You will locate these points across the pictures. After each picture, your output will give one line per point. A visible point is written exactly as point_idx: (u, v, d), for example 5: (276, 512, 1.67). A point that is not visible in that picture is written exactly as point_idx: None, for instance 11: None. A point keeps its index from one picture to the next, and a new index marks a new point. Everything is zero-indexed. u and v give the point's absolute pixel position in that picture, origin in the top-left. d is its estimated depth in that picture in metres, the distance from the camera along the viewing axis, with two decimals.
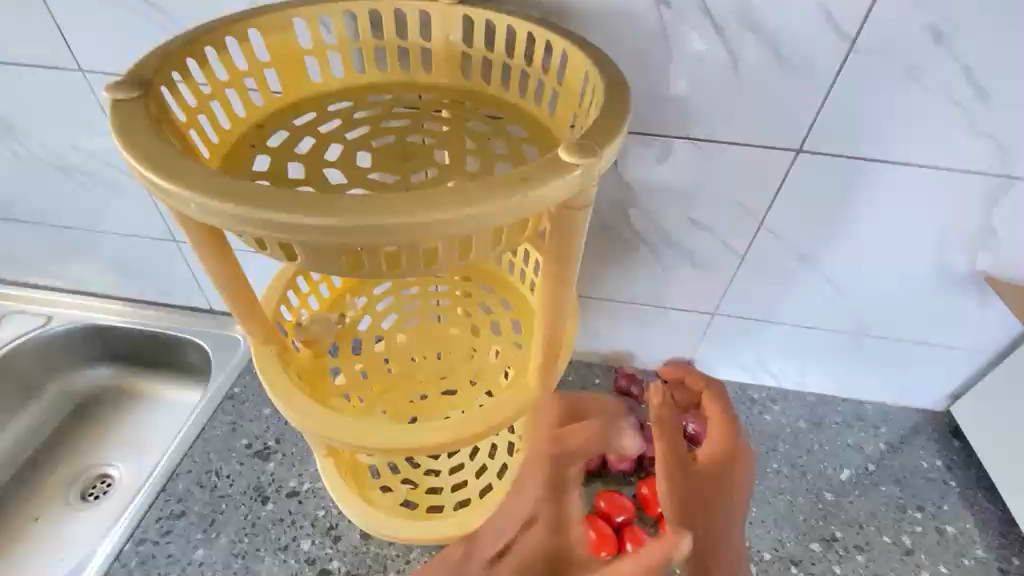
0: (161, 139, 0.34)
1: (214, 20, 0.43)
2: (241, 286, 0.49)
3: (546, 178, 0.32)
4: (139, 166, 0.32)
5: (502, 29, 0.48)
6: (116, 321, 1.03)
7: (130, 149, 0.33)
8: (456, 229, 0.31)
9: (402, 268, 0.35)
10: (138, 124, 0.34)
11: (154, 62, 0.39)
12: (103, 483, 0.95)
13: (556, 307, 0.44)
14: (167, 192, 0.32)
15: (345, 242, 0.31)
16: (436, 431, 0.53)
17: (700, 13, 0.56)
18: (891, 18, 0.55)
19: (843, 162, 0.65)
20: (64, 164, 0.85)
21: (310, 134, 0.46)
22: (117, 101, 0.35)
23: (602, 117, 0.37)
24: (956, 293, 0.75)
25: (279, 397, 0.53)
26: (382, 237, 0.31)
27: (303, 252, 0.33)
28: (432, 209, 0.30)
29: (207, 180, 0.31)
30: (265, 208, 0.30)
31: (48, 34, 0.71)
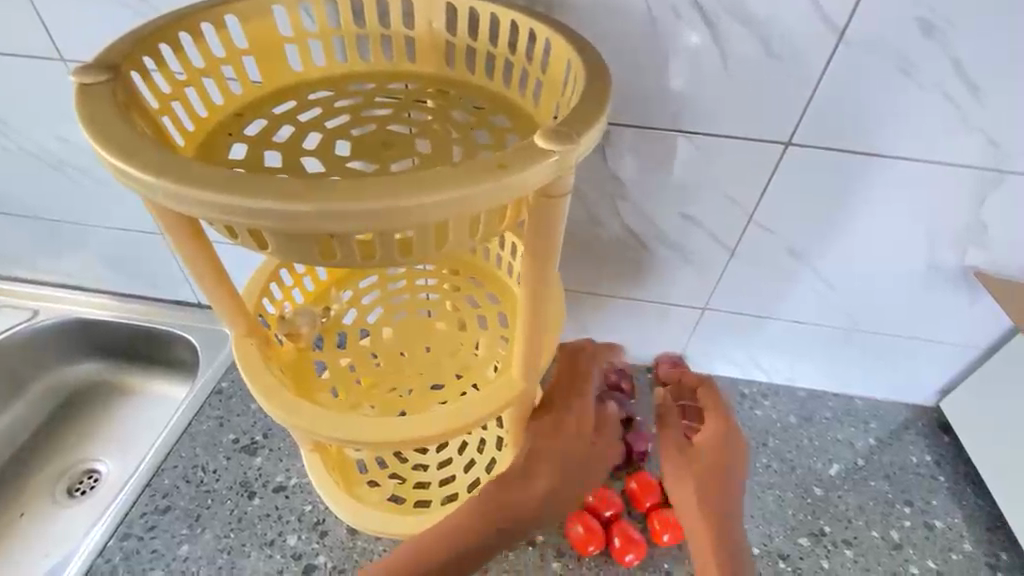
0: (129, 126, 0.33)
1: (190, 6, 0.42)
2: (219, 278, 0.48)
3: (523, 165, 0.31)
4: (107, 153, 0.31)
5: (486, 18, 0.47)
6: (104, 315, 1.02)
7: (97, 135, 0.32)
8: (429, 215, 0.31)
9: (377, 257, 0.34)
10: (106, 109, 0.33)
11: (125, 48, 0.38)
12: (90, 478, 0.94)
13: (537, 299, 0.43)
14: (133, 178, 0.31)
15: (315, 229, 0.30)
16: (419, 425, 0.52)
17: (689, 5, 0.56)
18: (882, 10, 0.54)
19: (833, 156, 0.65)
20: (48, 155, 0.84)
21: (289, 123, 0.45)
22: (84, 86, 0.34)
23: (582, 104, 0.36)
24: (946, 289, 0.75)
25: (259, 391, 0.53)
26: (352, 224, 0.30)
27: (275, 240, 0.33)
28: (405, 195, 0.30)
29: (174, 165, 0.31)
30: (235, 194, 0.30)
31: (27, 22, 0.69)
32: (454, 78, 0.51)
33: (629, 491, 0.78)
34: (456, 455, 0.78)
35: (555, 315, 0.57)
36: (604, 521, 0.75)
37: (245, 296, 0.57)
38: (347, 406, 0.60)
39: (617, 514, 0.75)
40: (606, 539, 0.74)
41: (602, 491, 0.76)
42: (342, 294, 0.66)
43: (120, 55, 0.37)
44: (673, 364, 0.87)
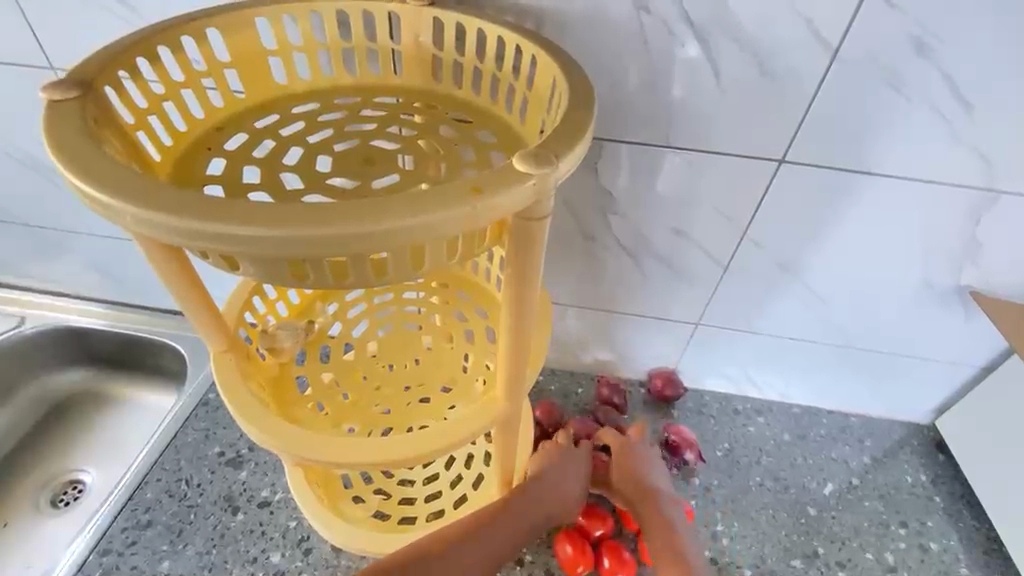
0: (97, 145, 0.32)
1: (170, 19, 0.42)
2: (195, 294, 0.47)
3: (499, 189, 0.31)
4: (72, 174, 0.31)
5: (473, 33, 0.47)
6: (92, 323, 1.01)
7: (62, 153, 0.31)
8: (400, 239, 0.30)
9: (351, 279, 0.33)
10: (72, 127, 0.32)
11: (99, 62, 0.37)
12: (75, 489, 0.93)
13: (519, 321, 0.42)
14: (95, 200, 0.30)
15: (286, 254, 0.29)
16: (400, 446, 0.51)
17: (681, 20, 0.55)
18: (874, 28, 0.54)
19: (826, 173, 0.64)
20: (36, 162, 0.83)
21: (270, 137, 0.44)
22: (54, 102, 0.33)
23: (564, 125, 0.36)
24: (941, 307, 0.74)
25: (238, 410, 0.51)
26: (323, 249, 0.29)
27: (245, 263, 0.32)
28: (377, 220, 0.29)
29: (136, 189, 0.30)
30: (203, 218, 0.29)
31: (17, 30, 0.69)
32: (441, 92, 0.50)
33: (620, 509, 0.77)
34: (443, 471, 0.76)
35: (541, 333, 0.56)
36: (593, 541, 0.74)
37: (226, 311, 0.56)
38: (327, 425, 0.59)
39: (606, 533, 0.74)
40: (594, 560, 0.73)
41: (591, 510, 0.75)
42: (327, 307, 0.65)
43: (94, 69, 0.37)
44: (668, 379, 0.87)
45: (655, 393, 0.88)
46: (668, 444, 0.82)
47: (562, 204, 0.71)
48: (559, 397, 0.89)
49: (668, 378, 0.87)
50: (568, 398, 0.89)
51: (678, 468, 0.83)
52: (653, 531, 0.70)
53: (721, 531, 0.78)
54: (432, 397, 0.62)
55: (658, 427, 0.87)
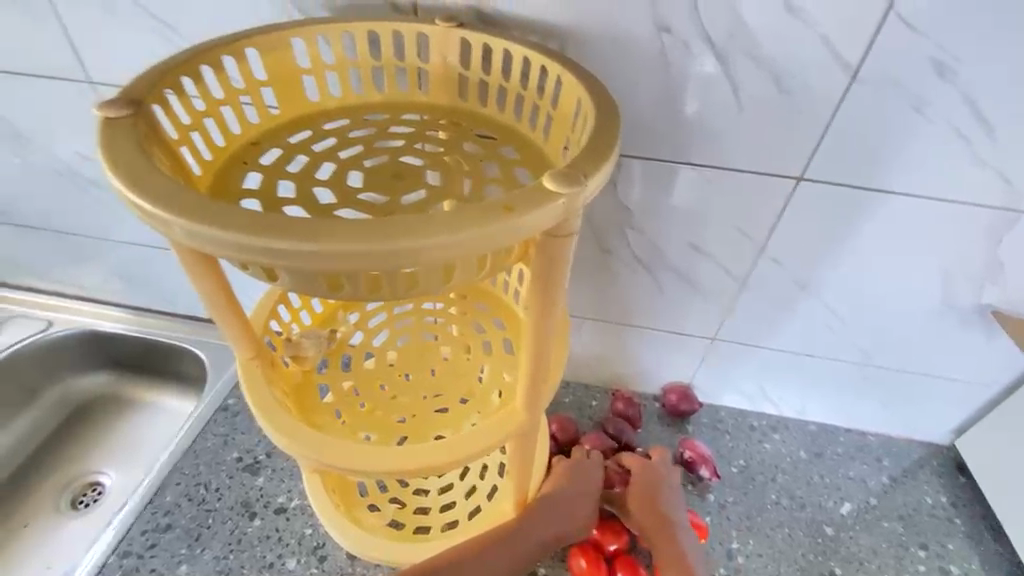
0: (146, 159, 0.34)
1: (212, 40, 0.44)
2: (227, 302, 0.48)
3: (530, 207, 0.32)
4: (125, 188, 0.32)
5: (499, 53, 0.48)
6: (116, 327, 1.03)
7: (116, 167, 0.33)
8: (434, 255, 0.31)
9: (384, 292, 0.34)
10: (125, 143, 0.34)
11: (149, 81, 0.39)
12: (95, 491, 0.95)
13: (543, 335, 0.43)
14: (144, 212, 0.32)
15: (325, 267, 0.31)
16: (421, 455, 0.52)
17: (702, 40, 0.56)
18: (893, 50, 0.55)
19: (845, 191, 0.64)
20: (70, 171, 0.86)
21: (303, 152, 0.46)
22: (107, 118, 0.35)
23: (591, 146, 0.37)
24: (961, 326, 0.74)
25: (264, 416, 0.53)
26: (361, 263, 0.30)
27: (284, 275, 0.33)
28: (413, 236, 0.30)
29: (182, 202, 0.31)
30: (248, 232, 0.30)
31: (58, 45, 0.72)
32: (466, 110, 0.51)
33: None
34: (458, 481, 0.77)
35: (560, 346, 0.56)
36: (608, 556, 0.74)
37: (254, 319, 0.57)
38: (348, 433, 0.59)
39: (622, 548, 0.74)
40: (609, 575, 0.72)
41: (606, 524, 0.75)
42: (349, 316, 0.66)
43: (144, 87, 0.38)
44: (683, 394, 0.87)
45: (670, 407, 0.88)
46: (684, 461, 0.82)
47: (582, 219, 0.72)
48: (573, 410, 0.89)
49: (683, 393, 0.87)
50: (582, 411, 0.89)
51: (692, 484, 0.82)
52: (660, 551, 0.70)
53: (736, 549, 0.77)
54: (450, 408, 0.62)
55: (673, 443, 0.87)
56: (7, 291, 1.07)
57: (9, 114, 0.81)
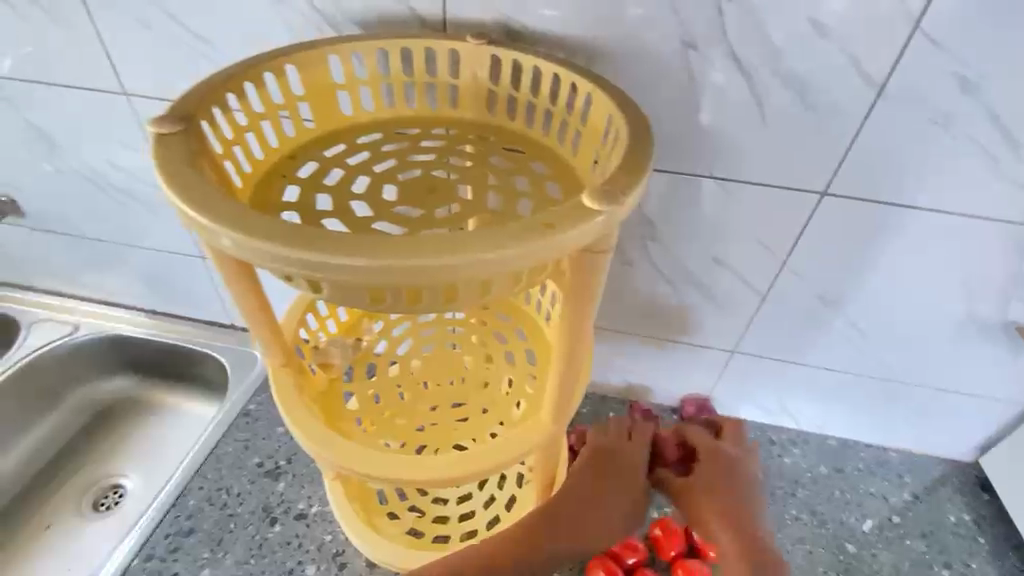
0: (200, 176, 0.36)
1: (255, 56, 0.45)
2: (262, 312, 0.49)
3: (569, 224, 0.32)
4: (181, 202, 0.34)
5: (530, 70, 0.49)
6: (139, 332, 1.04)
7: (172, 182, 0.35)
8: (475, 271, 0.32)
9: (423, 305, 0.35)
10: (180, 159, 0.36)
11: (197, 98, 0.41)
12: (116, 493, 0.96)
13: (572, 349, 0.44)
14: (201, 226, 0.34)
15: (371, 281, 0.32)
16: (449, 465, 0.52)
17: (727, 57, 0.57)
18: (919, 67, 0.55)
19: (869, 206, 0.64)
20: (101, 179, 0.88)
21: (338, 166, 0.47)
22: (162, 135, 0.37)
23: (625, 165, 0.38)
24: (986, 342, 0.73)
25: (293, 422, 0.54)
26: (405, 278, 0.32)
27: (329, 288, 0.35)
28: (455, 253, 0.31)
29: (237, 218, 0.33)
30: (300, 248, 0.32)
31: (96, 59, 0.74)
32: (495, 124, 0.52)
33: (652, 537, 0.76)
34: (476, 491, 0.77)
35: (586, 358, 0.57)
36: (627, 568, 0.74)
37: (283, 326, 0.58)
38: (372, 440, 0.60)
39: (641, 561, 0.74)
40: None
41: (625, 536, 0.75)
42: (373, 324, 0.67)
43: (193, 104, 0.40)
44: (700, 406, 0.87)
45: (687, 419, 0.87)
46: None
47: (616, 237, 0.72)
48: (589, 421, 0.89)
49: (701, 405, 0.87)
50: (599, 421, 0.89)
51: None
52: (729, 528, 0.69)
53: None
54: (473, 417, 0.63)
55: None
56: (33, 294, 1.09)
57: (45, 124, 0.83)
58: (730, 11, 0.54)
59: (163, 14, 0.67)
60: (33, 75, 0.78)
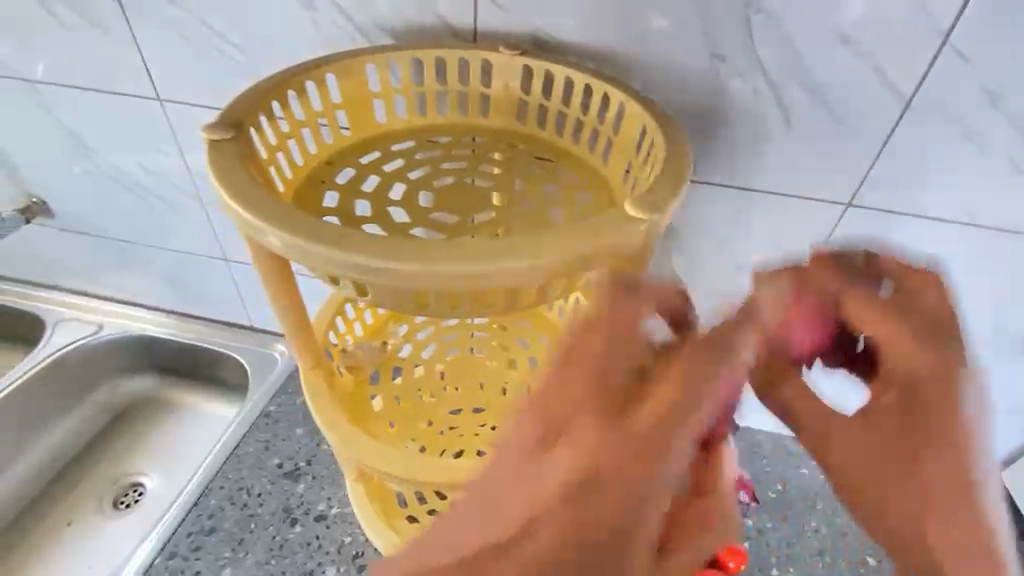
0: (249, 177, 0.39)
1: (296, 67, 0.48)
2: (297, 316, 0.50)
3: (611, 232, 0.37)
4: (229, 199, 0.38)
5: (562, 80, 0.50)
6: (162, 333, 1.06)
7: (223, 179, 0.39)
8: (514, 275, 0.36)
9: (464, 308, 0.39)
10: (227, 159, 0.40)
11: (245, 106, 0.43)
12: (136, 492, 0.97)
13: None
14: (250, 226, 0.37)
15: (417, 284, 0.36)
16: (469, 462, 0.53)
17: (755, 68, 0.57)
18: (947, 80, 0.55)
19: (892, 217, 0.64)
20: (131, 182, 0.90)
21: (373, 173, 0.49)
22: (214, 139, 0.40)
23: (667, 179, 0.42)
24: (1011, 354, 0.73)
25: (324, 422, 0.55)
26: (452, 281, 0.35)
27: (375, 291, 0.38)
28: (498, 258, 0.35)
29: (286, 219, 0.37)
30: (349, 250, 0.35)
31: (131, 64, 0.76)
32: (526, 133, 0.53)
33: None
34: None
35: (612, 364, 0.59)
36: None
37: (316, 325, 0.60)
38: (395, 441, 0.61)
39: None
40: None
41: None
42: (398, 329, 0.68)
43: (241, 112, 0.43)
44: None
45: None
46: None
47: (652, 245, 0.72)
48: None
49: None
50: None
51: None
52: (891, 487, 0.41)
53: None
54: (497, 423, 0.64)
55: None
56: (56, 294, 1.10)
57: (79, 127, 0.85)
58: (758, 22, 0.55)
59: (199, 22, 0.69)
60: (70, 80, 0.80)
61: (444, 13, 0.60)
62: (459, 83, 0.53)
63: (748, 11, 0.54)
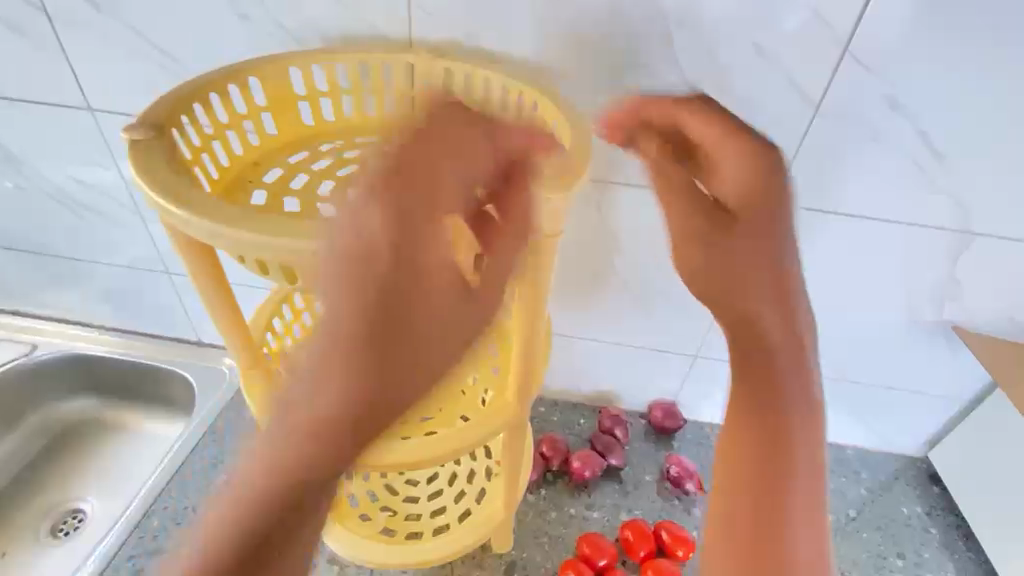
0: (172, 173, 0.45)
1: (219, 71, 0.54)
2: (230, 309, 0.53)
3: (519, 213, 0.46)
4: (150, 190, 0.44)
5: (480, 79, 0.59)
6: (101, 351, 1.01)
7: (147, 178, 0.44)
8: (423, 258, 0.43)
9: (393, 291, 0.46)
10: (154, 159, 0.46)
11: (166, 108, 0.49)
12: (75, 518, 0.93)
13: (530, 324, 0.54)
14: (168, 211, 0.43)
15: (347, 265, 0.42)
16: (420, 446, 0.58)
17: (679, 76, 0.61)
18: (849, 87, 0.60)
19: (809, 216, 0.69)
20: (64, 196, 0.87)
21: (302, 170, 0.57)
22: (133, 139, 0.46)
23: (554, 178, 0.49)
24: (928, 341, 0.78)
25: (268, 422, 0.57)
26: (385, 262, 0.43)
27: (305, 277, 0.45)
28: (410, 240, 0.43)
29: (204, 204, 0.44)
30: (261, 232, 0.43)
31: (58, 71, 0.74)
32: None
33: (623, 539, 0.78)
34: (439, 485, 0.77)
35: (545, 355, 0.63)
36: (598, 571, 0.75)
37: (253, 323, 0.62)
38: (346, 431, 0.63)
39: (610, 563, 0.75)
40: None
41: (595, 539, 0.76)
42: None
43: (161, 115, 0.49)
44: (667, 411, 0.89)
45: (656, 423, 0.90)
46: (671, 476, 0.85)
47: (594, 246, 0.75)
48: (561, 428, 0.91)
49: (668, 410, 0.89)
50: (570, 429, 0.91)
51: (679, 499, 0.84)
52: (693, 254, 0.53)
53: None
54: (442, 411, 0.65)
55: (659, 459, 0.88)
56: None
57: (7, 140, 0.82)
58: (676, 35, 0.58)
59: (129, 31, 0.68)
60: None
61: (377, 23, 0.62)
62: (383, 85, 0.61)
63: (665, 22, 0.58)
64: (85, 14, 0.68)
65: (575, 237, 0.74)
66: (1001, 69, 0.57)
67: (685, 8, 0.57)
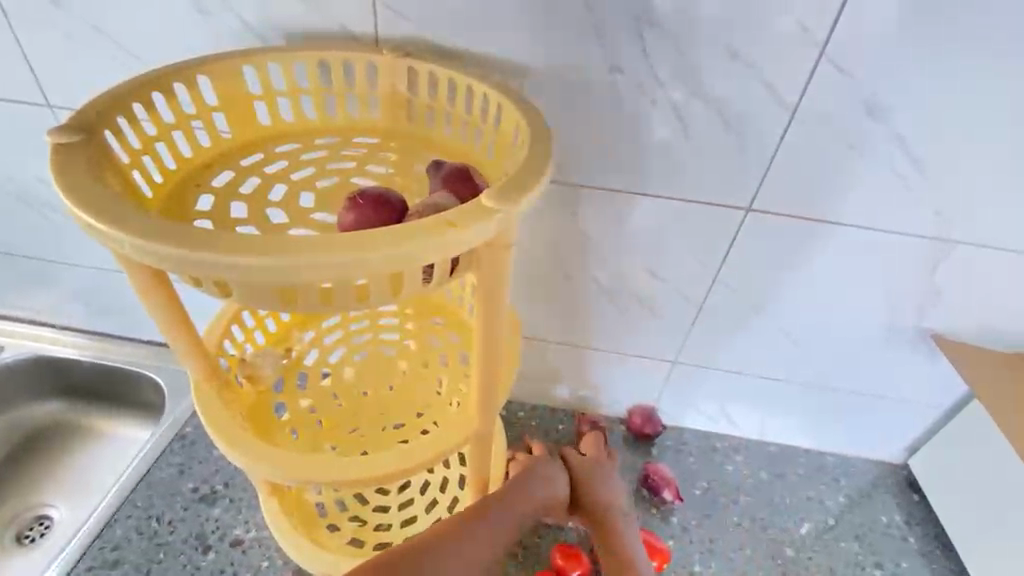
0: (94, 182, 0.42)
1: (164, 70, 0.52)
2: (176, 319, 0.50)
3: (469, 223, 0.41)
4: (72, 204, 0.40)
5: (443, 81, 0.56)
6: (70, 353, 0.98)
7: (70, 194, 0.41)
8: (365, 268, 0.39)
9: (336, 303, 0.43)
10: (74, 166, 0.43)
11: (100, 109, 0.48)
12: (41, 525, 0.90)
13: (488, 336, 0.51)
14: (88, 224, 0.39)
15: (281, 278, 0.39)
16: (374, 462, 0.56)
17: (653, 80, 0.59)
18: (827, 92, 0.58)
19: (787, 222, 0.67)
20: (29, 196, 0.84)
21: (255, 174, 0.56)
22: (60, 144, 0.44)
23: (512, 184, 0.44)
24: (907, 349, 0.77)
25: (217, 436, 0.55)
26: (324, 272, 0.39)
27: (238, 290, 0.41)
28: (349, 253, 0.38)
29: (121, 216, 0.39)
30: (186, 248, 0.38)
31: (15, 65, 0.71)
32: (415, 130, 0.60)
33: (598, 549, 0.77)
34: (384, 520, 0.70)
35: (507, 373, 0.62)
36: None
37: (206, 337, 0.60)
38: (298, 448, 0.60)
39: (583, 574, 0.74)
40: None
41: (568, 548, 0.76)
42: (304, 334, 0.69)
43: (93, 118, 0.47)
44: (647, 416, 0.88)
45: (635, 429, 0.88)
46: (648, 484, 0.83)
47: (568, 251, 0.73)
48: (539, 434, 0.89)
49: (647, 415, 0.88)
50: (548, 434, 0.89)
51: (657, 508, 0.83)
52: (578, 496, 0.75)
53: (698, 571, 0.78)
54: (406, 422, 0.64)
55: (636, 466, 0.87)
56: None
57: None
58: (652, 37, 0.57)
59: (88, 26, 0.66)
60: None
61: (341, 20, 0.60)
62: (344, 84, 0.59)
63: (638, 23, 0.56)
64: (43, 8, 0.65)
65: (549, 241, 0.73)
66: (980, 75, 0.55)
67: (659, 10, 0.55)
